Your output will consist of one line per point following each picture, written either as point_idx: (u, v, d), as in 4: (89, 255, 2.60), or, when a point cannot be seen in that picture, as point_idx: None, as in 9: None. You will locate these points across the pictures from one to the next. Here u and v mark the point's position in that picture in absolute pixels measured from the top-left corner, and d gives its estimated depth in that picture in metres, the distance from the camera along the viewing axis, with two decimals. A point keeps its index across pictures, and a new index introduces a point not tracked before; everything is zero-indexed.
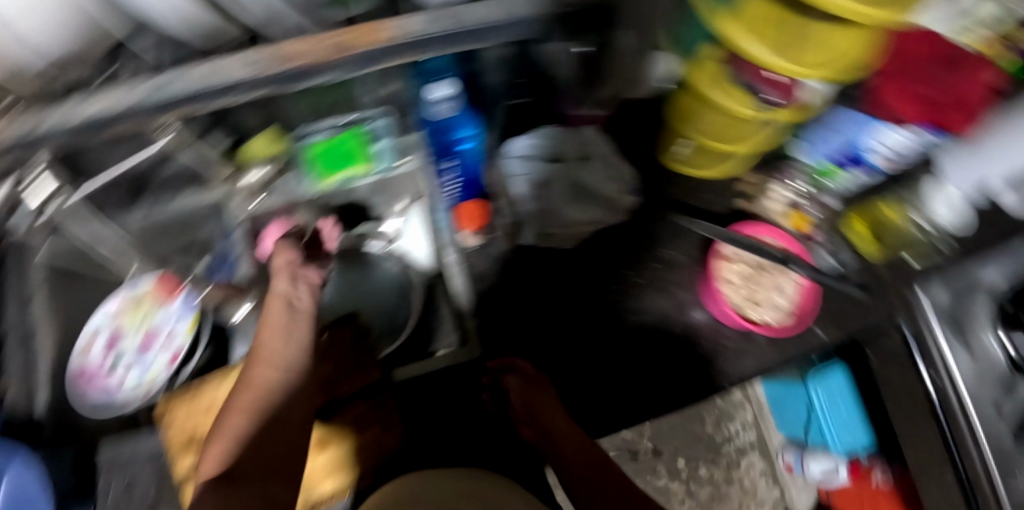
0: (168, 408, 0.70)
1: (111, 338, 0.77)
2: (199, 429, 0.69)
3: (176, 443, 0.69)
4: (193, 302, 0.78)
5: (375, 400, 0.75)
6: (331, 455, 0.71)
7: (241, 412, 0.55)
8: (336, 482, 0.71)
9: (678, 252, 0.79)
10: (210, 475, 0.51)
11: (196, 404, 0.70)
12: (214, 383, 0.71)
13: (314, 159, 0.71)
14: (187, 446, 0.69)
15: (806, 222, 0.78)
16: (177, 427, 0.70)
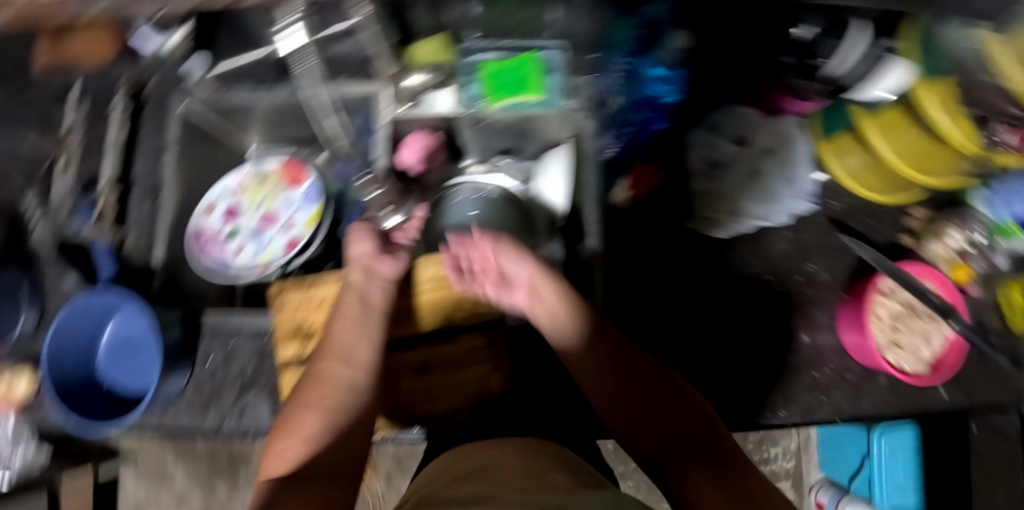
0: (281, 290, 0.66)
1: (232, 209, 0.76)
2: (308, 322, 0.66)
3: (282, 331, 0.66)
4: (316, 192, 0.76)
5: (487, 334, 0.65)
6: (435, 382, 0.63)
7: (315, 410, 0.55)
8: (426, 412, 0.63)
9: (829, 270, 0.73)
10: (282, 470, 0.51)
11: (308, 296, 0.67)
12: (330, 280, 0.67)
13: (487, 79, 0.70)
14: (292, 336, 0.66)
15: (967, 274, 0.73)
16: (286, 313, 0.66)
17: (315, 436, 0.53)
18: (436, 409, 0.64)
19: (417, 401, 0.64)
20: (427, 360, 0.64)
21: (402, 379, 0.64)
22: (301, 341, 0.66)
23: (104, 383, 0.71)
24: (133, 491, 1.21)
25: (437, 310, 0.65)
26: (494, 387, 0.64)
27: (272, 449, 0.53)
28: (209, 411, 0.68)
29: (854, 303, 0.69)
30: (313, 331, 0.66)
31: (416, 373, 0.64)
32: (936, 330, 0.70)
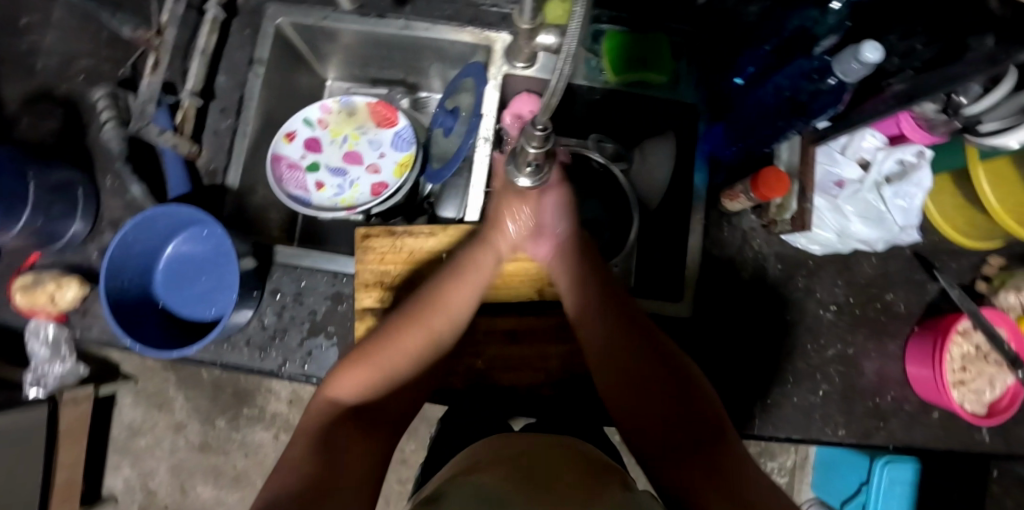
0: (370, 236, 0.63)
1: (314, 142, 0.71)
2: (394, 272, 0.63)
3: (364, 277, 0.62)
4: (409, 137, 0.72)
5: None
6: (521, 352, 0.62)
7: (406, 345, 0.54)
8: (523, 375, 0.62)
9: (907, 301, 0.73)
10: (346, 398, 0.51)
11: (398, 245, 0.63)
12: (424, 232, 0.64)
13: (612, 51, 0.69)
14: (375, 284, 0.62)
15: None
16: (369, 263, 0.63)
17: (394, 377, 0.53)
18: (517, 380, 0.62)
19: (498, 369, 0.62)
20: (515, 329, 0.63)
21: (487, 344, 0.62)
22: (382, 291, 0.62)
23: (159, 302, 0.67)
24: (130, 413, 1.17)
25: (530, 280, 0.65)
26: (580, 368, 0.62)
27: (345, 369, 0.53)
28: (271, 351, 0.64)
29: (931, 337, 0.69)
30: (397, 283, 0.63)
31: (510, 339, 0.62)
32: (1002, 375, 0.71)
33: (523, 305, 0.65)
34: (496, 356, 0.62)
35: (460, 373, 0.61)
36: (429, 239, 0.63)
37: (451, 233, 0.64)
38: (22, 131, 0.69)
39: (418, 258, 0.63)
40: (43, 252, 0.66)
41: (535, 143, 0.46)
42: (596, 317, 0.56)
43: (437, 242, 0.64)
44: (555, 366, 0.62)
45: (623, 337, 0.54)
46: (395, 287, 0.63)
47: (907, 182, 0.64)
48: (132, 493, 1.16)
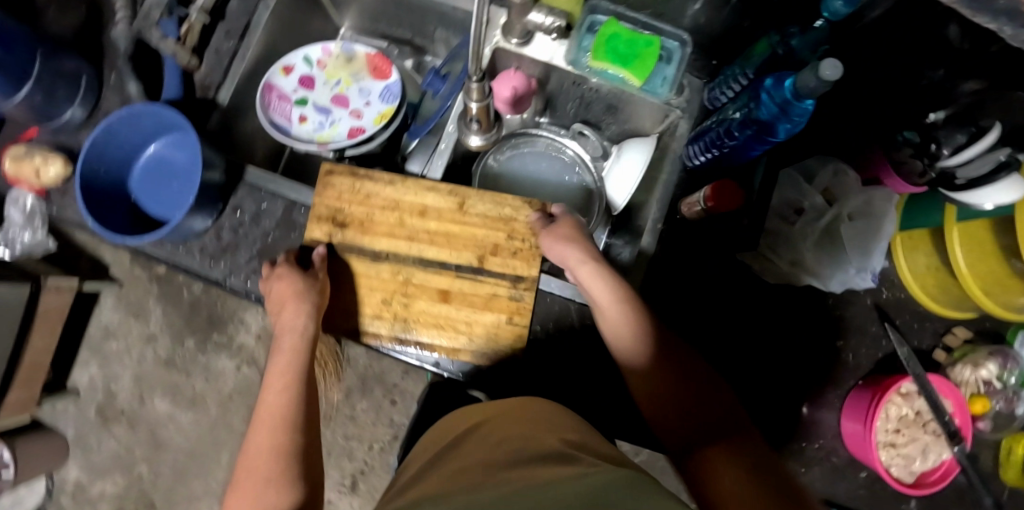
0: (329, 174, 0.64)
1: (310, 79, 0.75)
2: (346, 211, 0.64)
3: (319, 210, 0.64)
4: (396, 92, 0.74)
5: (514, 285, 0.62)
6: (446, 312, 0.62)
7: (261, 471, 0.50)
8: (438, 340, 0.62)
9: (855, 353, 0.70)
10: None
11: (357, 187, 0.64)
12: (383, 180, 0.64)
13: (604, 38, 0.65)
14: (327, 219, 0.63)
15: (985, 408, 0.72)
16: (322, 200, 0.64)
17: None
18: (437, 339, 0.62)
19: (424, 323, 0.62)
20: (446, 289, 0.62)
21: (416, 295, 0.62)
22: (332, 227, 0.64)
23: (131, 197, 0.70)
24: (108, 315, 1.22)
25: (475, 246, 0.63)
26: (502, 339, 0.62)
27: None
28: (220, 261, 0.68)
29: (869, 393, 0.66)
30: (346, 223, 0.64)
31: (440, 298, 0.62)
32: (938, 448, 0.69)
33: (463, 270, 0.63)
34: (422, 313, 0.63)
35: (386, 319, 0.63)
36: (386, 188, 0.64)
37: (409, 183, 0.64)
38: (49, 20, 0.74)
39: (370, 203, 0.64)
40: (40, 129, 0.71)
41: (476, 95, 0.51)
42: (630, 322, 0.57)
43: (393, 192, 0.64)
44: (477, 335, 0.62)
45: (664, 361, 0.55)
46: (344, 226, 0.63)
47: (868, 223, 0.64)
48: (94, 392, 1.21)
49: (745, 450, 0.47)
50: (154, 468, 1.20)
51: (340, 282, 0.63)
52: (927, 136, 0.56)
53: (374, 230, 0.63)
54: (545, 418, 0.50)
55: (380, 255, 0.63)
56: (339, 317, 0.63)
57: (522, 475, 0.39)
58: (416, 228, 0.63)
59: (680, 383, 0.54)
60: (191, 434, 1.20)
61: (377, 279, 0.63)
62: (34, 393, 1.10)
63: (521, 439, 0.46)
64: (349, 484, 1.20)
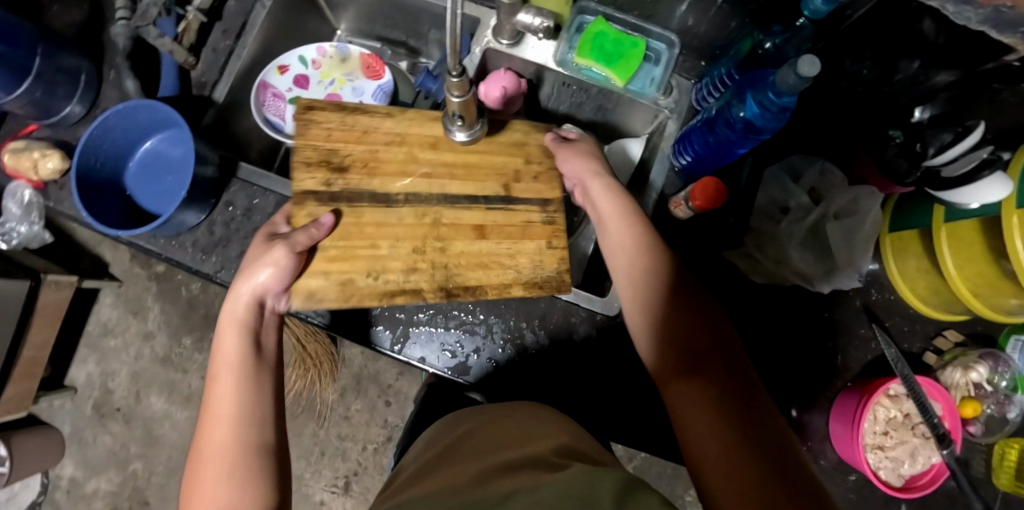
0: (305, 112, 0.50)
1: (304, 78, 0.76)
2: (342, 151, 0.51)
3: (304, 155, 0.50)
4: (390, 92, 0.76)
5: (544, 208, 0.57)
6: (488, 249, 0.54)
7: (223, 449, 0.48)
8: (484, 278, 0.54)
9: (845, 354, 0.69)
10: None
11: (349, 122, 0.52)
12: (380, 111, 0.53)
13: (592, 35, 0.67)
14: (319, 164, 0.51)
15: (976, 412, 0.71)
16: (305, 141, 0.50)
17: (240, 479, 0.47)
18: (485, 279, 0.54)
19: (467, 266, 0.54)
20: (481, 224, 0.54)
21: (452, 235, 0.54)
22: (329, 173, 0.51)
23: (127, 192, 0.72)
24: (107, 313, 1.24)
25: (496, 174, 0.56)
26: (548, 265, 0.56)
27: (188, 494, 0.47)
28: (212, 255, 0.68)
29: (857, 396, 0.66)
30: (345, 166, 0.51)
31: (478, 233, 0.54)
32: (927, 451, 0.69)
33: (495, 202, 0.55)
34: (461, 254, 0.54)
35: (424, 271, 0.52)
36: (385, 120, 0.53)
37: (411, 114, 0.54)
38: (52, 17, 0.76)
39: (370, 140, 0.52)
40: (39, 124, 0.72)
41: (457, 91, 0.48)
42: (641, 263, 0.55)
43: (394, 126, 0.53)
44: (521, 269, 0.55)
45: (675, 296, 0.53)
46: (345, 170, 0.51)
47: (852, 222, 0.64)
48: (91, 389, 1.22)
49: (733, 404, 0.46)
50: (148, 466, 1.20)
51: (354, 239, 0.51)
52: (913, 135, 0.56)
53: (384, 170, 0.52)
54: (534, 423, 0.51)
55: (396, 200, 0.52)
56: (364, 278, 0.51)
57: (507, 481, 0.40)
58: (433, 163, 0.54)
59: (677, 309, 0.53)
60: (185, 432, 1.20)
61: (400, 226, 0.52)
62: (31, 388, 1.11)
63: (504, 451, 0.47)
64: (342, 485, 1.19)
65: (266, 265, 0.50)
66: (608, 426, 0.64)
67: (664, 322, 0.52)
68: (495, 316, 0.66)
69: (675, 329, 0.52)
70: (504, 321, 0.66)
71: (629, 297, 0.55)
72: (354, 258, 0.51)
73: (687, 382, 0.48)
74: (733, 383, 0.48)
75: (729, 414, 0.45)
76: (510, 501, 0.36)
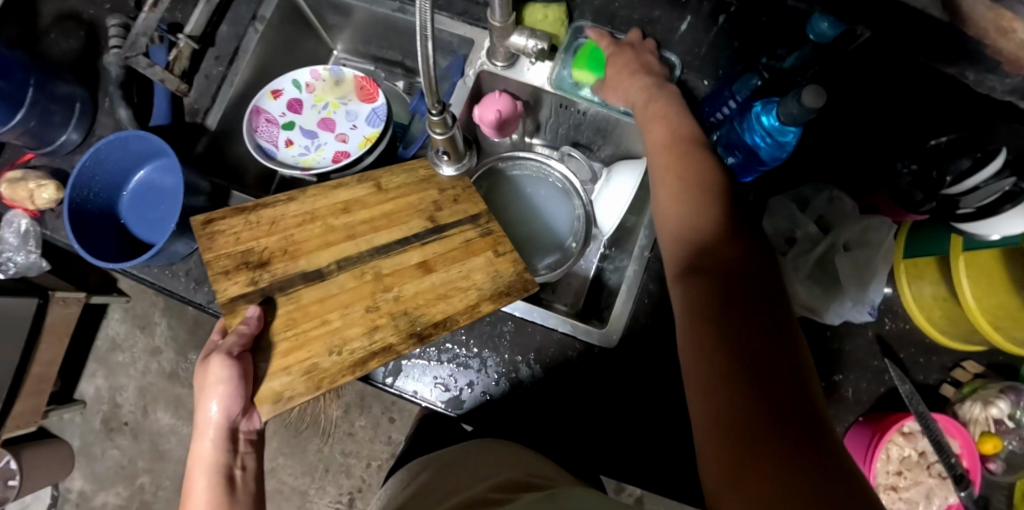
0: (205, 231, 0.49)
1: (298, 102, 0.75)
2: (257, 248, 0.49)
3: (220, 264, 0.48)
4: (382, 115, 0.74)
5: (477, 223, 0.54)
6: (440, 280, 0.51)
7: None
8: (446, 311, 0.49)
9: (856, 387, 0.66)
10: None
11: (254, 220, 0.50)
12: (281, 198, 0.51)
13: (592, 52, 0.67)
14: (238, 268, 0.49)
15: (996, 448, 0.68)
16: (215, 255, 0.49)
17: None
18: (450, 308, 0.50)
19: (426, 302, 0.50)
20: (424, 260, 0.51)
21: (399, 281, 0.50)
22: (251, 273, 0.49)
23: (121, 220, 0.71)
24: (116, 327, 1.25)
25: (416, 212, 0.54)
26: (504, 272, 0.52)
27: None
28: (205, 285, 0.68)
29: (870, 434, 0.63)
30: (265, 260, 0.49)
31: (425, 270, 0.51)
32: (943, 491, 0.66)
33: (426, 236, 0.52)
34: (417, 296, 0.50)
35: (386, 326, 0.48)
36: (289, 205, 0.51)
37: (313, 190, 0.53)
38: (49, 45, 0.76)
39: (282, 227, 0.51)
40: (36, 153, 0.72)
41: (437, 128, 0.50)
42: (694, 195, 0.51)
43: (301, 206, 0.52)
44: (477, 282, 0.51)
45: (734, 232, 0.49)
46: (266, 263, 0.49)
47: (865, 251, 0.61)
48: (100, 403, 1.23)
49: (763, 356, 0.41)
50: (155, 480, 1.21)
51: (301, 324, 0.47)
52: (928, 163, 0.53)
53: (304, 249, 0.50)
54: (493, 459, 0.56)
55: (330, 271, 0.49)
56: (327, 357, 0.46)
57: None
58: (351, 225, 0.52)
59: (714, 237, 0.49)
60: (191, 447, 1.21)
61: (343, 293, 0.49)
62: (40, 404, 1.12)
63: (465, 484, 0.54)
64: (346, 501, 1.19)
65: (212, 390, 0.46)
66: (604, 466, 0.61)
67: (718, 248, 0.48)
68: (489, 349, 0.64)
69: (709, 256, 0.48)
70: (499, 355, 0.64)
71: (670, 231, 0.52)
72: (309, 341, 0.47)
73: (701, 307, 0.46)
74: (776, 337, 0.42)
75: (735, 346, 0.42)
76: None
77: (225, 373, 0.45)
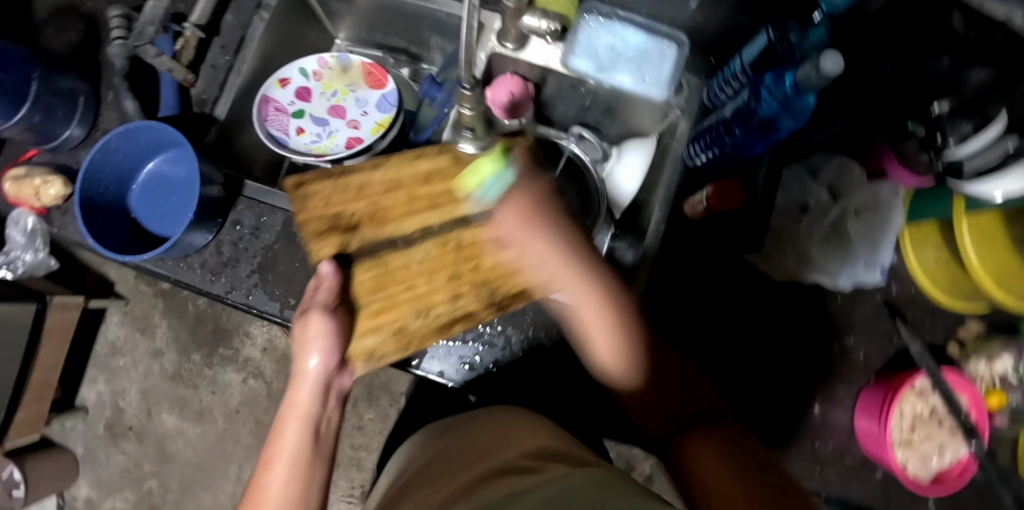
0: (297, 187, 0.51)
1: (305, 91, 0.74)
2: (346, 213, 0.52)
3: (314, 224, 0.51)
4: (393, 99, 0.74)
5: None
6: (511, 260, 0.51)
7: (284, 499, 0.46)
8: (517, 287, 0.52)
9: (866, 351, 0.69)
10: None
11: (341, 184, 0.52)
12: (365, 164, 0.52)
13: None
14: (329, 230, 0.51)
15: (1003, 404, 0.68)
16: (311, 211, 0.51)
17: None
18: (524, 285, 0.52)
19: (502, 277, 0.53)
20: None
21: (479, 255, 0.53)
22: (341, 236, 0.52)
23: (132, 214, 0.70)
24: (115, 332, 1.23)
25: None
26: None
27: None
28: (221, 276, 0.67)
29: (883, 390, 0.65)
30: (354, 224, 0.52)
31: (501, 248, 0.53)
32: (954, 446, 0.67)
33: None
34: (492, 272, 0.53)
35: (468, 294, 0.53)
36: (374, 172, 0.52)
37: (399, 156, 0.54)
38: (47, 38, 0.75)
39: (368, 194, 0.52)
40: (41, 149, 0.71)
41: (468, 103, 0.50)
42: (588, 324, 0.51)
43: (385, 173, 0.53)
44: None
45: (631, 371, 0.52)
46: (356, 227, 0.52)
47: (874, 215, 0.66)
48: (102, 409, 1.21)
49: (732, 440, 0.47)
50: (163, 483, 1.20)
51: (390, 288, 0.53)
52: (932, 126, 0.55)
53: (390, 217, 0.52)
54: (520, 426, 0.56)
55: (413, 239, 0.53)
56: (414, 320, 0.52)
57: (502, 485, 0.44)
58: (432, 195, 0.53)
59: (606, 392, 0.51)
60: (198, 448, 1.20)
61: (428, 259, 0.53)
62: (42, 412, 1.10)
63: (495, 449, 0.53)
64: (358, 495, 1.19)
65: (314, 344, 0.48)
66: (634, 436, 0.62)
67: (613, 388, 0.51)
68: (513, 327, 0.64)
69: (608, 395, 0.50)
70: (522, 332, 0.64)
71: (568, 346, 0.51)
72: (398, 305, 0.53)
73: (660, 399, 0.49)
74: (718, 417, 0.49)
75: (706, 436, 0.47)
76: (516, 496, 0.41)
77: (325, 327, 0.48)
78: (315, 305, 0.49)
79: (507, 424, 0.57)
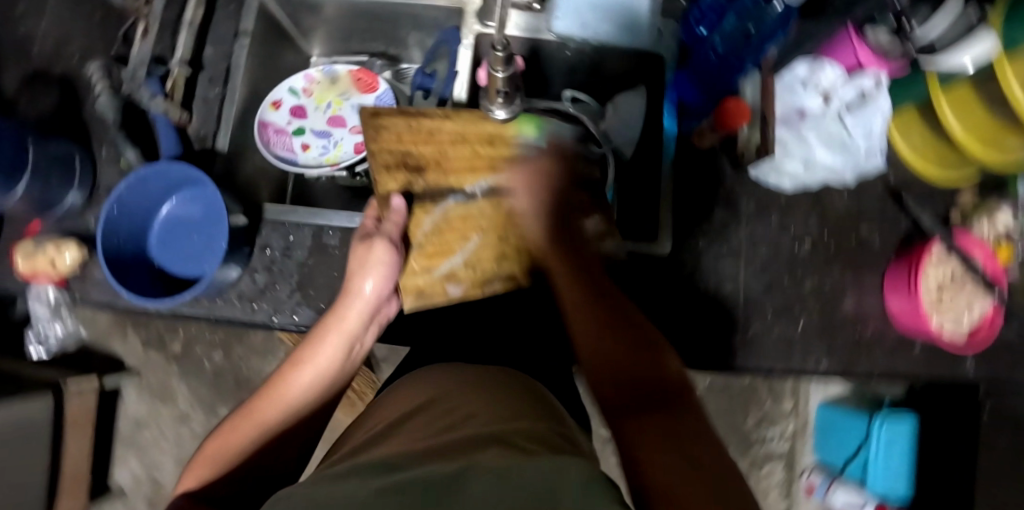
0: (372, 119, 0.57)
1: (299, 108, 0.75)
2: (414, 153, 0.57)
3: (383, 159, 0.56)
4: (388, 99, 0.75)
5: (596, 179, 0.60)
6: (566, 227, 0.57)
7: (282, 408, 0.51)
8: None
9: (881, 236, 0.73)
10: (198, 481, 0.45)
11: (415, 125, 0.58)
12: (440, 113, 0.58)
13: None
14: (398, 166, 0.57)
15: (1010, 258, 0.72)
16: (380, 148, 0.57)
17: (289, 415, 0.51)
18: None
19: None
20: None
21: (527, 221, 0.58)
22: (408, 175, 0.57)
23: (154, 264, 0.69)
24: (133, 408, 1.19)
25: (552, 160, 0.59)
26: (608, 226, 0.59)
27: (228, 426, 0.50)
28: (262, 303, 0.67)
29: (907, 264, 0.69)
30: (420, 165, 0.57)
31: None
32: (979, 300, 0.70)
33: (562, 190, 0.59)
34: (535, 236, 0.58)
35: (512, 257, 0.58)
36: (446, 121, 0.58)
37: (470, 115, 0.59)
38: (23, 109, 0.73)
39: (437, 140, 0.58)
40: (46, 220, 0.69)
41: (499, 66, 0.52)
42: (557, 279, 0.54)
43: (455, 125, 0.58)
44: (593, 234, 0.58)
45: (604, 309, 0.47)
46: (422, 169, 0.57)
47: (866, 109, 0.68)
48: (139, 487, 1.18)
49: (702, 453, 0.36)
50: None
51: (446, 234, 0.57)
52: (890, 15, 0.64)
53: (454, 167, 0.58)
54: (516, 398, 0.42)
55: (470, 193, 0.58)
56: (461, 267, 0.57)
57: (468, 461, 0.30)
58: (494, 155, 0.59)
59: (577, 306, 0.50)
60: None
61: (482, 217, 0.58)
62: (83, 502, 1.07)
63: (484, 411, 0.41)
64: None
65: (375, 269, 0.55)
66: None
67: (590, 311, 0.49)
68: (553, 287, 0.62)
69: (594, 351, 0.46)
70: None
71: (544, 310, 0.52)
72: (447, 250, 0.57)
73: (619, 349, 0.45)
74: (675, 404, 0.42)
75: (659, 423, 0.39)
76: (468, 482, 0.27)
77: (387, 255, 0.55)
78: (382, 234, 0.55)
79: (498, 385, 0.46)
